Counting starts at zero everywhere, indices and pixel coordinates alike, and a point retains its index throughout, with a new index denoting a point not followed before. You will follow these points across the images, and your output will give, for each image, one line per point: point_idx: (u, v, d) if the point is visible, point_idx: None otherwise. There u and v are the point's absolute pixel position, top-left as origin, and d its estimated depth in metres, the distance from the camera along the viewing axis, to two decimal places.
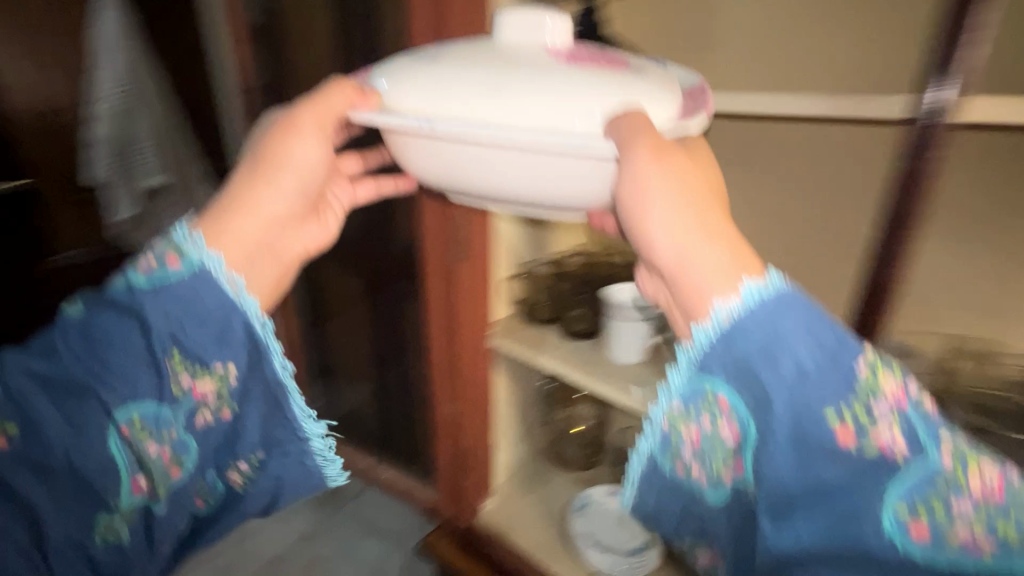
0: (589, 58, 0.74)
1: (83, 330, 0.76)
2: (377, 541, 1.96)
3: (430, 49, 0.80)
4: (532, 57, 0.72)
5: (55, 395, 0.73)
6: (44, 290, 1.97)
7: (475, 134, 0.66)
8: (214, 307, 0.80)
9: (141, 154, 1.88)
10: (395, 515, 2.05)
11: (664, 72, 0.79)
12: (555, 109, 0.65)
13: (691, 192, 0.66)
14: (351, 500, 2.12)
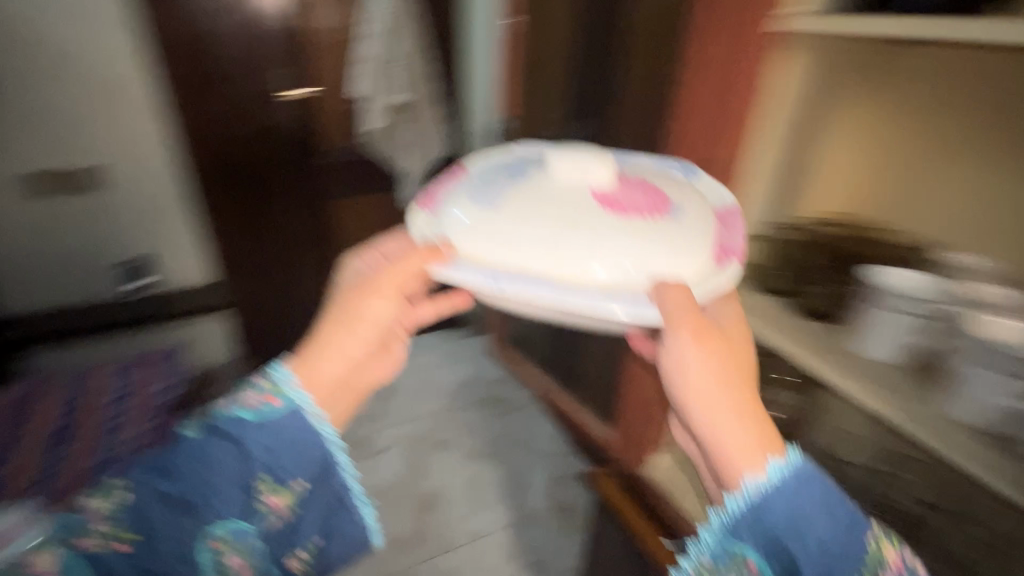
0: (630, 197, 0.77)
1: (186, 454, 0.68)
2: (528, 455, 2.13)
3: (492, 184, 0.84)
4: (582, 200, 0.74)
5: (168, 508, 0.65)
6: (312, 187, 2.22)
7: (536, 295, 0.66)
8: (297, 433, 0.73)
9: (397, 73, 2.08)
10: (548, 437, 2.20)
11: (697, 204, 0.81)
12: (612, 265, 0.68)
13: (715, 368, 0.70)
14: (514, 412, 2.32)
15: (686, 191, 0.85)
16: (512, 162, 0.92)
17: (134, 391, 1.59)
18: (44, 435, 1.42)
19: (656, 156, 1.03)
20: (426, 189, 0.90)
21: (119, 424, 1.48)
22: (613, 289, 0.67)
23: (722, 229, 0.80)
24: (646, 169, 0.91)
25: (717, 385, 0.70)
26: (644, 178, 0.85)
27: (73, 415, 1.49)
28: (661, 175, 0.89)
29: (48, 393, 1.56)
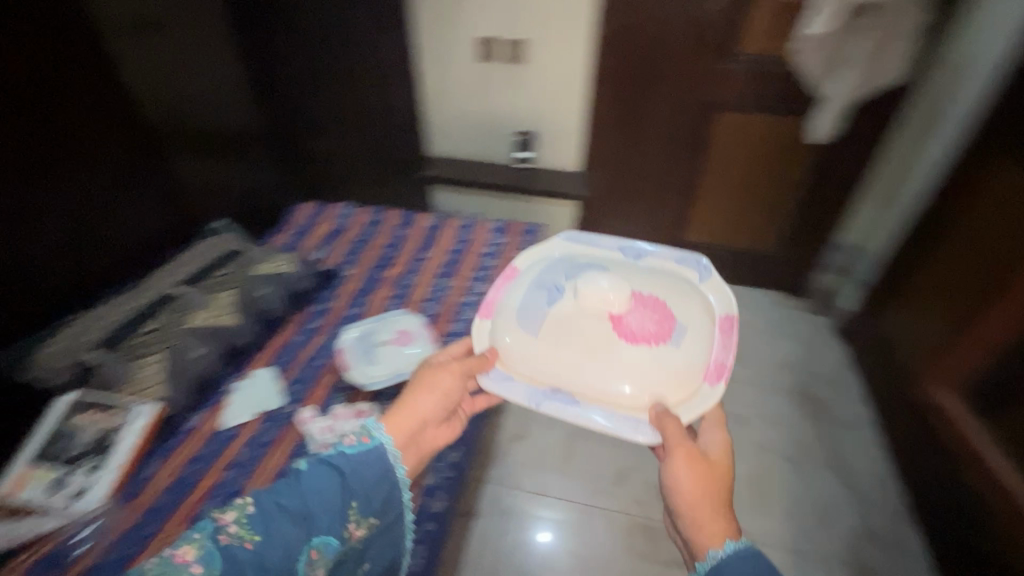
0: (642, 328, 1.09)
1: (296, 484, 0.88)
2: (839, 484, 1.73)
3: (532, 295, 1.19)
4: (608, 334, 1.09)
5: (287, 515, 0.84)
6: (704, 96, 1.89)
7: (572, 413, 1.00)
8: (378, 465, 0.95)
9: None
10: (873, 475, 1.75)
11: (702, 329, 1.12)
12: (609, 385, 1.03)
13: (696, 467, 0.98)
14: (835, 424, 1.89)
15: (693, 312, 1.15)
16: (561, 273, 1.24)
17: (503, 254, 1.80)
18: (441, 269, 1.75)
19: (667, 262, 1.29)
20: (496, 294, 1.24)
21: (488, 280, 1.70)
22: (629, 411, 1.01)
23: (713, 344, 1.10)
24: (660, 284, 1.21)
25: (698, 469, 0.98)
26: (655, 302, 1.15)
27: (459, 259, 1.79)
28: (671, 292, 1.19)
29: (449, 232, 1.90)
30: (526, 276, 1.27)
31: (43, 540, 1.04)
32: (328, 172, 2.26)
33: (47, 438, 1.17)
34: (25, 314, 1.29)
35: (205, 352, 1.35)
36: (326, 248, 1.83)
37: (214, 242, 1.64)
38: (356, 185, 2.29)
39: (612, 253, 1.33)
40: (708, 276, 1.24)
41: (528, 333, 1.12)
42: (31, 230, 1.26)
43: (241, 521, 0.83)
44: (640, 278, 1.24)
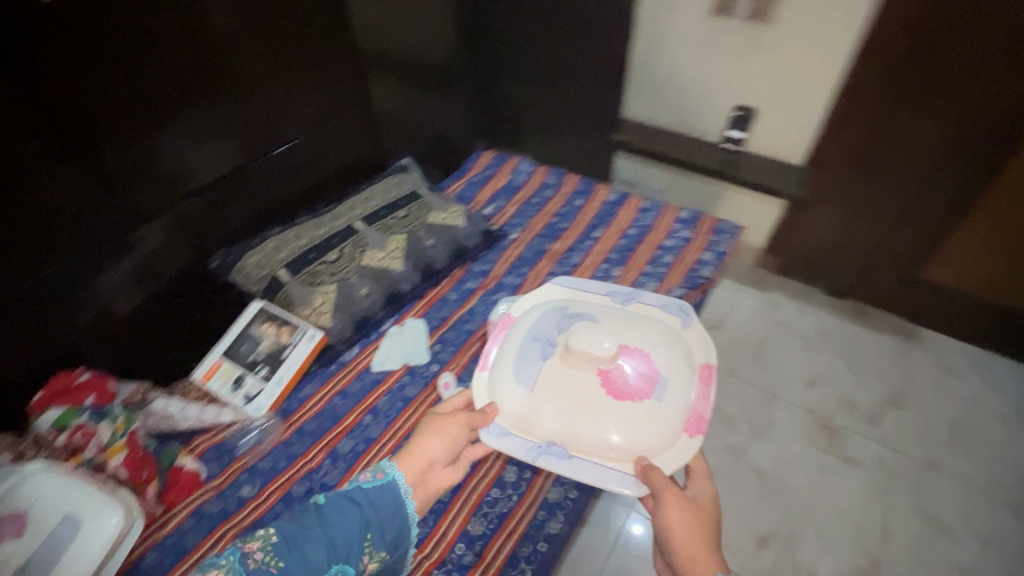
0: (625, 385, 1.07)
1: (315, 520, 0.81)
2: None
3: (524, 346, 1.17)
4: (596, 392, 1.07)
5: (313, 544, 0.78)
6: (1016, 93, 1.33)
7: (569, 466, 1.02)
8: (391, 504, 0.88)
9: None
10: None
11: (681, 380, 1.09)
12: (598, 444, 1.04)
13: (685, 509, 0.93)
14: None
15: (675, 359, 1.12)
16: (550, 325, 1.20)
17: (685, 255, 1.57)
18: (610, 254, 1.58)
19: (650, 308, 1.23)
20: (492, 349, 1.19)
21: (659, 280, 1.51)
22: (612, 465, 1.02)
23: (692, 396, 1.08)
24: (644, 334, 1.15)
25: (689, 511, 0.93)
26: (636, 353, 1.12)
27: (632, 247, 1.60)
28: (654, 343, 1.14)
29: (628, 213, 1.70)
30: (522, 328, 1.21)
31: (219, 429, 1.19)
32: (516, 121, 2.18)
33: (236, 338, 1.31)
34: (248, 218, 1.46)
35: (372, 292, 1.39)
36: (496, 206, 1.77)
37: (399, 180, 1.67)
38: (540, 138, 2.18)
39: (599, 297, 1.26)
40: (690, 322, 1.19)
41: (523, 390, 1.10)
42: (264, 138, 1.42)
43: (266, 546, 0.78)
44: (628, 323, 1.19)
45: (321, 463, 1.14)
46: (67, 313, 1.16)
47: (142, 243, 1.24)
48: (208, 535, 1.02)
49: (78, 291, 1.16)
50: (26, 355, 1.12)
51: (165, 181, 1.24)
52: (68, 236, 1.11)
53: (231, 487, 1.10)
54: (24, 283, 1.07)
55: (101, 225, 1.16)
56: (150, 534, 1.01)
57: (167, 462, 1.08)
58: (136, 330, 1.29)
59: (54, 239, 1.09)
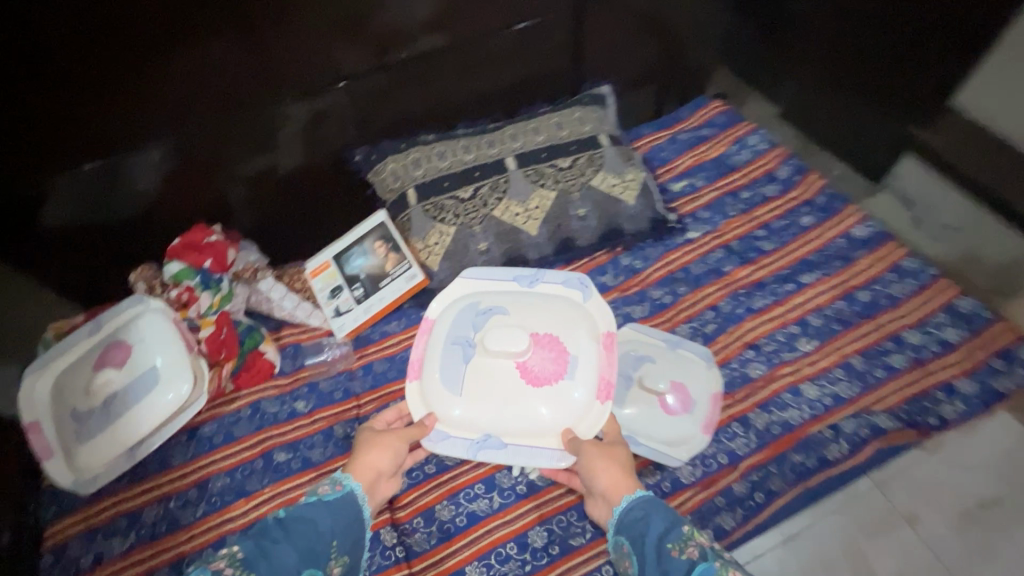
0: (541, 368, 0.96)
1: (279, 530, 0.73)
2: None
3: (439, 347, 1.02)
4: (515, 382, 0.96)
5: (285, 540, 0.72)
6: None
7: (508, 455, 0.95)
8: (352, 515, 0.82)
9: None
10: None
11: (592, 354, 0.98)
12: (523, 428, 0.96)
13: (610, 450, 0.89)
14: None
15: (582, 334, 1.00)
16: (461, 325, 1.03)
17: (926, 367, 1.04)
18: (808, 316, 1.12)
19: (551, 284, 1.07)
20: (415, 351, 1.04)
21: (863, 388, 1.03)
22: (541, 441, 0.96)
23: (602, 366, 0.98)
24: (549, 312, 1.02)
25: (617, 451, 0.89)
26: (546, 339, 0.98)
27: (851, 319, 1.10)
28: (561, 319, 1.01)
29: (871, 265, 1.16)
30: (439, 325, 1.05)
31: (306, 328, 1.21)
32: (784, 58, 1.57)
33: (350, 245, 1.25)
34: (418, 112, 1.31)
35: (491, 250, 1.20)
36: (690, 183, 1.34)
37: (583, 113, 1.31)
38: (805, 89, 1.56)
39: (505, 281, 1.09)
40: (588, 294, 1.06)
41: (450, 395, 0.98)
42: (460, 26, 1.21)
43: (234, 558, 0.68)
44: (536, 305, 1.04)
45: (370, 412, 1.09)
46: (242, 157, 1.21)
47: (321, 106, 1.20)
48: (256, 431, 1.07)
49: (259, 136, 1.19)
50: (200, 189, 1.22)
51: (362, 45, 1.15)
52: (268, 75, 1.11)
53: (291, 394, 1.12)
54: (219, 113, 1.12)
55: (296, 74, 1.14)
56: (217, 407, 1.09)
57: (248, 346, 1.14)
58: (289, 195, 1.31)
59: (257, 73, 1.10)
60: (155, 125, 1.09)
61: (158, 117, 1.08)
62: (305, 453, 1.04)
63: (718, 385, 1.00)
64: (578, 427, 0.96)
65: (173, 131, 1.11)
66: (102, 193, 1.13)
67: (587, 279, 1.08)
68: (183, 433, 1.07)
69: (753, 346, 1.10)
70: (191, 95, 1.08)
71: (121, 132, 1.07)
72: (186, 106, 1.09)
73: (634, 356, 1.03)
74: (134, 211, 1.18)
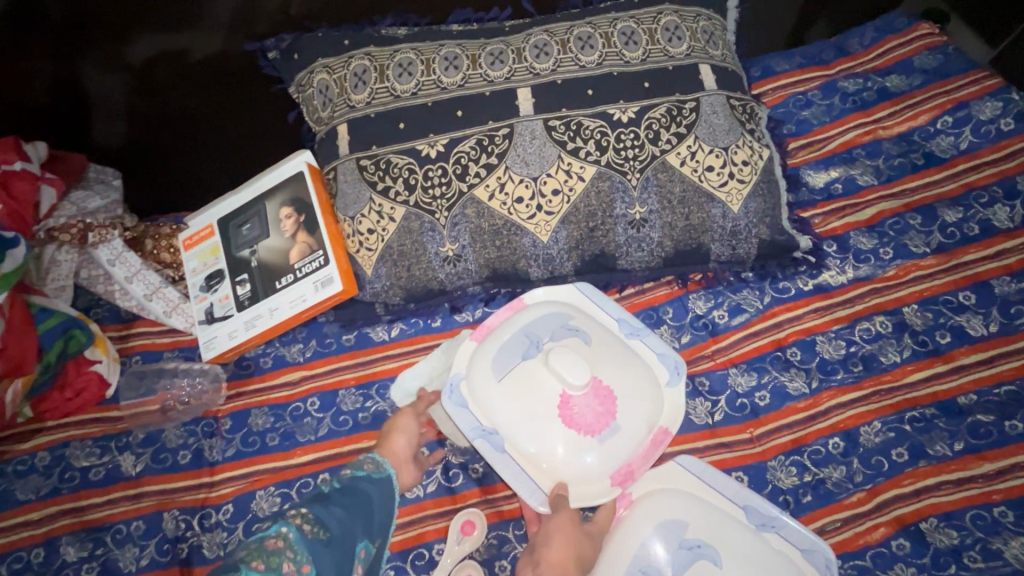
0: (584, 414, 0.56)
1: (340, 498, 0.52)
2: None
3: (509, 326, 0.62)
4: (548, 403, 0.57)
5: (346, 507, 0.51)
6: None
7: (502, 464, 0.58)
8: (388, 503, 0.56)
9: None
10: None
11: (639, 436, 0.58)
12: (523, 449, 0.57)
13: (581, 536, 0.54)
14: None
15: (649, 400, 0.59)
16: (547, 316, 0.62)
17: None
18: None
19: (654, 344, 0.63)
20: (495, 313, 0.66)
21: None
22: (533, 477, 0.57)
23: (635, 454, 0.58)
24: (626, 358, 0.60)
25: (583, 545, 0.54)
26: (609, 384, 0.58)
27: None
28: (640, 374, 0.59)
29: None
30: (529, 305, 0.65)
31: (166, 330, 0.77)
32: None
33: (248, 205, 0.77)
34: None
35: (464, 258, 0.69)
36: (844, 176, 0.75)
37: (678, 18, 0.70)
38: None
39: (608, 316, 0.65)
40: (678, 379, 0.62)
41: (487, 376, 0.60)
42: None
43: (310, 515, 0.48)
44: (617, 342, 0.62)
45: (224, 502, 0.67)
46: (120, 16, 0.69)
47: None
48: (48, 499, 0.68)
49: None
50: (28, 70, 0.70)
51: None
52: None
53: (118, 441, 0.71)
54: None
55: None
56: (5, 446, 0.70)
57: (58, 352, 0.71)
58: (184, 102, 0.79)
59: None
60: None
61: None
62: (110, 552, 0.65)
63: None
64: (576, 491, 0.57)
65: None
66: None
67: (677, 359, 0.63)
68: None
69: (912, 531, 0.57)
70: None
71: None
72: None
73: (679, 539, 0.54)
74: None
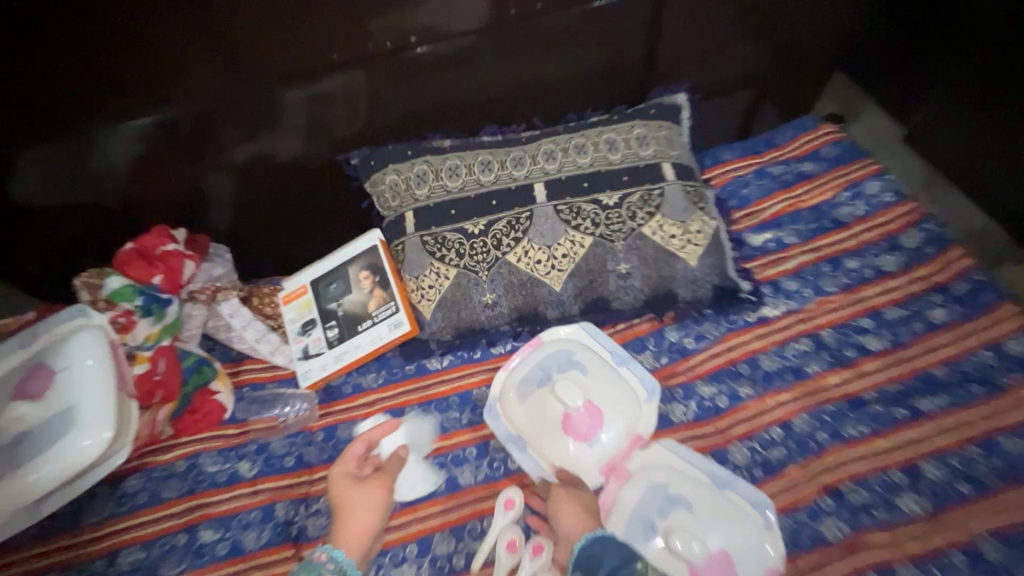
0: (579, 427, 0.84)
1: None
2: None
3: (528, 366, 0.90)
4: (554, 418, 0.85)
5: None
6: None
7: (526, 459, 0.86)
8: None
9: None
10: None
11: (619, 441, 0.83)
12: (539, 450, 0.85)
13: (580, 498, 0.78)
14: None
15: (628, 415, 0.84)
16: (556, 356, 0.90)
17: None
18: (920, 461, 0.80)
19: (636, 371, 0.89)
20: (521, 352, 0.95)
21: None
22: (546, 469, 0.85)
23: (617, 454, 0.83)
24: (615, 382, 0.86)
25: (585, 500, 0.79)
26: (598, 405, 0.84)
27: (989, 482, 0.77)
28: (621, 397, 0.85)
29: None
30: (544, 347, 0.92)
31: (269, 366, 1.01)
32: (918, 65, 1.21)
33: (333, 270, 1.03)
34: (440, 111, 1.03)
35: (499, 303, 0.94)
36: (775, 237, 1.02)
37: (645, 130, 0.99)
38: (953, 107, 1.18)
39: (603, 350, 0.92)
40: (653, 398, 0.87)
41: (514, 399, 0.89)
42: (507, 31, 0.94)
43: None
44: (607, 374, 0.87)
45: (321, 494, 0.89)
46: (238, 144, 0.97)
47: (327, 89, 0.94)
48: (186, 496, 0.89)
49: (269, 125, 0.96)
50: (171, 175, 0.98)
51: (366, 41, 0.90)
52: (268, 41, 0.86)
53: (236, 451, 0.93)
54: (219, 89, 0.89)
55: (303, 51, 0.88)
56: (151, 455, 0.92)
57: (194, 384, 0.94)
58: (282, 198, 1.07)
59: (255, 42, 0.86)
60: (137, 79, 0.85)
61: (143, 66, 0.84)
62: (235, 535, 0.85)
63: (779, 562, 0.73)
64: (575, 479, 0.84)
65: (157, 94, 0.87)
66: (62, 175, 0.92)
67: (650, 382, 0.88)
68: (105, 483, 0.90)
69: (833, 491, 0.79)
70: (189, 57, 0.85)
71: (81, 69, 0.81)
72: (184, 66, 0.86)
73: (661, 498, 0.77)
74: (71, 182, 0.93)
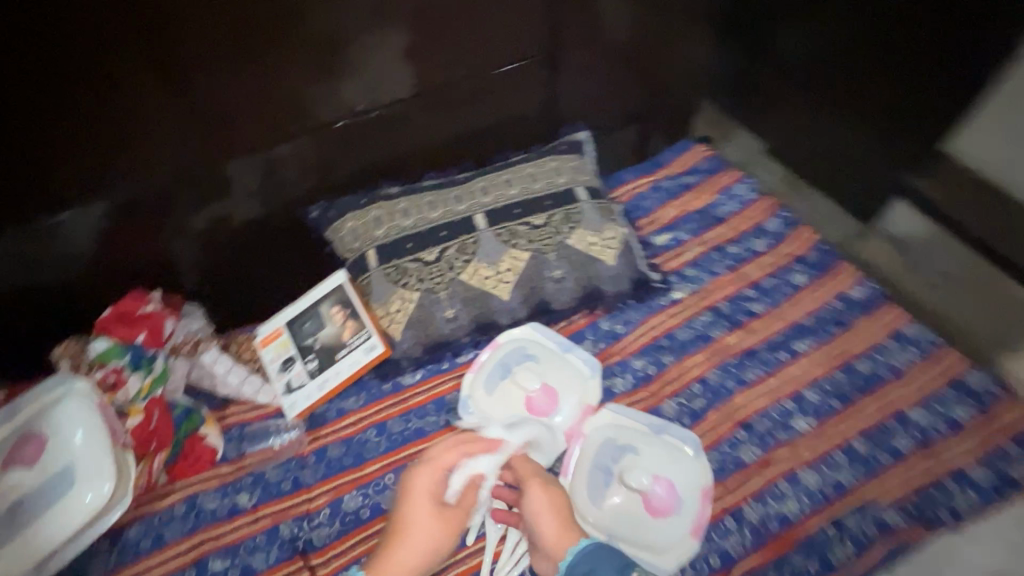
0: (538, 404, 1.04)
1: None
2: None
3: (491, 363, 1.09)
4: (518, 402, 1.05)
5: None
6: None
7: None
8: None
9: None
10: None
11: (572, 410, 1.03)
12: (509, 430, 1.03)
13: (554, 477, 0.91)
14: None
15: (576, 389, 1.05)
16: (513, 352, 1.10)
17: (934, 449, 0.95)
18: (803, 389, 1.03)
19: (579, 355, 1.08)
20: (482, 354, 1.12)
21: (864, 474, 0.94)
22: None
23: (574, 422, 1.02)
24: (562, 365, 1.07)
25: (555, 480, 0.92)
26: (551, 385, 1.06)
27: (851, 395, 1.01)
28: (568, 376, 1.06)
29: (872, 332, 1.07)
30: (501, 347, 1.11)
31: (254, 406, 1.09)
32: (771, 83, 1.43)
33: (305, 310, 1.15)
34: (385, 163, 1.20)
35: (459, 317, 1.10)
36: (673, 236, 1.26)
37: (558, 162, 1.22)
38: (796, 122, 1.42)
39: (550, 342, 1.10)
40: (595, 373, 1.06)
41: (483, 393, 1.07)
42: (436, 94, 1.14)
43: None
44: (555, 360, 1.08)
45: (321, 508, 0.98)
46: (209, 211, 1.09)
47: (283, 154, 1.08)
48: (190, 534, 0.95)
49: (235, 192, 1.09)
50: (141, 249, 1.07)
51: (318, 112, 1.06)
52: (225, 122, 1.00)
53: (233, 486, 1.00)
54: (186, 170, 1.02)
55: (259, 126, 1.03)
56: (149, 501, 0.97)
57: (185, 431, 1.01)
58: (248, 253, 1.18)
59: (214, 124, 0.99)
60: (105, 165, 0.95)
61: (113, 154, 0.94)
62: (245, 559, 0.92)
63: (708, 478, 0.93)
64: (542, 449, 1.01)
65: (124, 176, 0.98)
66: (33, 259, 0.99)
67: (591, 360, 1.07)
68: (106, 537, 0.94)
69: (745, 424, 1.00)
70: (156, 144, 0.97)
71: (53, 161, 0.91)
72: (150, 152, 0.97)
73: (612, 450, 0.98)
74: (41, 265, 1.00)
